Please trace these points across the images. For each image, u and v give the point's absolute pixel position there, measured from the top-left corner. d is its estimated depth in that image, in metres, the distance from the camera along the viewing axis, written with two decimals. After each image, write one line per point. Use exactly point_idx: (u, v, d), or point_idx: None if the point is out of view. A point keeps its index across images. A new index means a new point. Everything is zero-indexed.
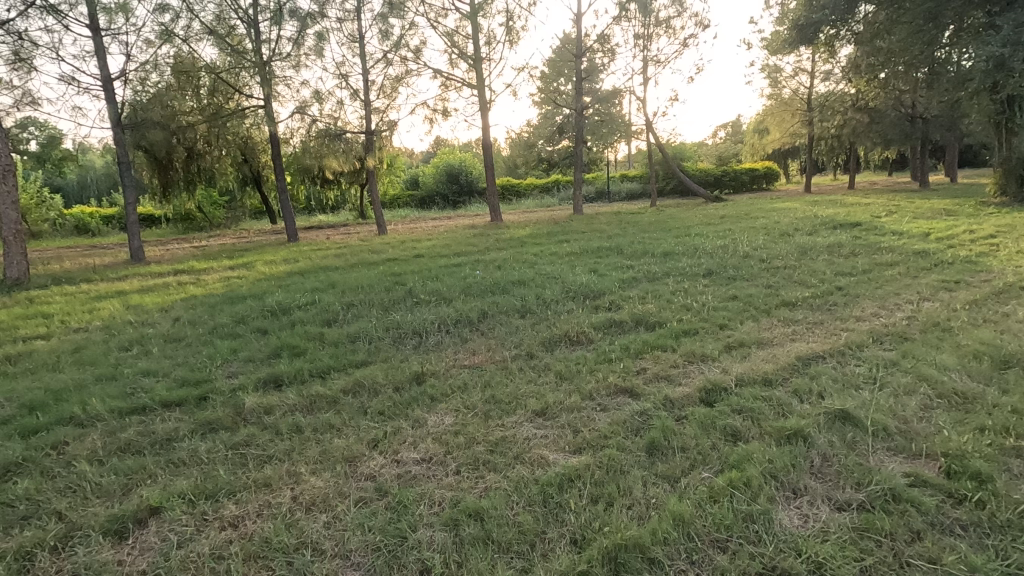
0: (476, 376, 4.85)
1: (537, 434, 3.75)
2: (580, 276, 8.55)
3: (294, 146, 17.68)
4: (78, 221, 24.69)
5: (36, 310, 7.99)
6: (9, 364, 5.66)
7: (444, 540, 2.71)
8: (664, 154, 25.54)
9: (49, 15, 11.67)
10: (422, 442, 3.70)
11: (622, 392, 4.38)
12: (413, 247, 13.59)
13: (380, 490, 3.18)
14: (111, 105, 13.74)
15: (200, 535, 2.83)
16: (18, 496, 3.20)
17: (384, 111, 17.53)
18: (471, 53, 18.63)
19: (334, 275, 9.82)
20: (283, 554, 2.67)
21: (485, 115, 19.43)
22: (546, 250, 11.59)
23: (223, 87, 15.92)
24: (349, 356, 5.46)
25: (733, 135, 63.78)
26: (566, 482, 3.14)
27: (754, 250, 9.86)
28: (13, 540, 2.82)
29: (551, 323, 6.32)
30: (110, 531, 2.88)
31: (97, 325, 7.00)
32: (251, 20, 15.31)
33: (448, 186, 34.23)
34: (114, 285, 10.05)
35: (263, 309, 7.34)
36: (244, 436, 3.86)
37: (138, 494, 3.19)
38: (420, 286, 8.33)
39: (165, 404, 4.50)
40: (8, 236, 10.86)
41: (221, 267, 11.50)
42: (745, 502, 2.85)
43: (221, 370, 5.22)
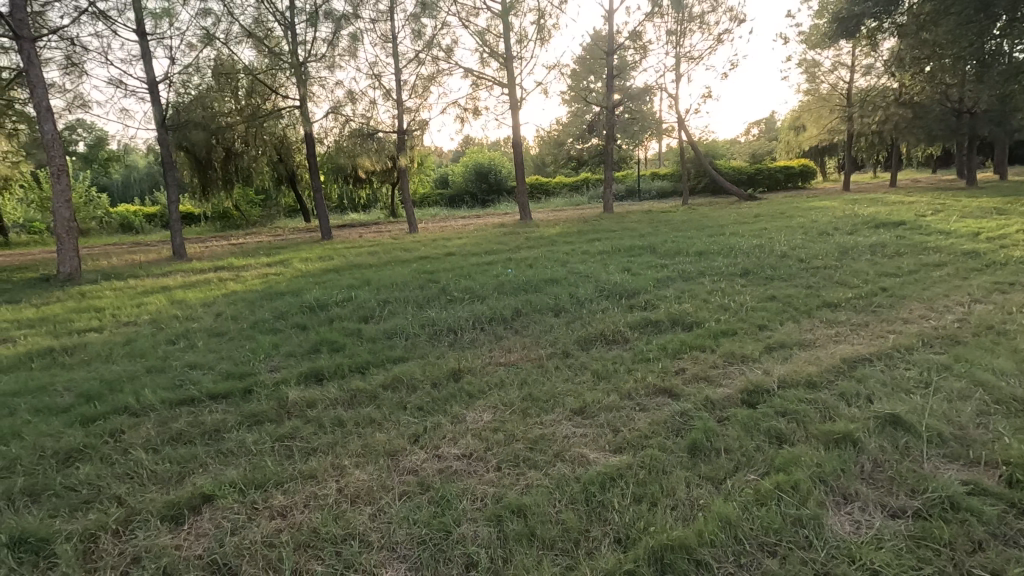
0: (512, 374, 4.86)
1: (576, 432, 3.74)
2: (613, 275, 8.49)
3: (328, 145, 18.00)
4: (123, 218, 25.68)
5: (88, 304, 8.33)
6: (66, 355, 5.93)
7: (488, 535, 2.73)
8: (696, 152, 25.11)
9: (99, 21, 12.16)
10: (462, 438, 3.73)
11: (661, 392, 4.34)
12: (444, 245, 13.70)
13: (423, 484, 3.22)
14: (156, 106, 14.20)
15: (252, 523, 2.91)
16: (80, 481, 3.36)
17: (415, 111, 17.71)
18: (502, 52, 18.66)
19: (368, 272, 9.97)
20: (332, 544, 2.73)
21: (516, 114, 19.46)
22: (578, 249, 11.53)
23: (260, 88, 16.31)
24: (387, 352, 5.54)
25: (768, 132, 62.34)
26: (607, 481, 3.12)
27: (793, 250, 9.62)
28: (77, 522, 2.95)
29: (585, 322, 6.29)
30: (167, 517, 2.99)
31: (145, 319, 7.26)
32: (288, 22, 15.67)
33: (477, 185, 34.42)
34: (159, 280, 10.42)
35: (302, 305, 7.51)
36: (289, 428, 3.96)
37: (191, 482, 3.31)
38: (453, 284, 8.39)
39: (212, 396, 4.64)
40: (61, 232, 11.34)
41: (258, 264, 11.79)
42: (794, 506, 2.79)
43: (264, 364, 5.36)
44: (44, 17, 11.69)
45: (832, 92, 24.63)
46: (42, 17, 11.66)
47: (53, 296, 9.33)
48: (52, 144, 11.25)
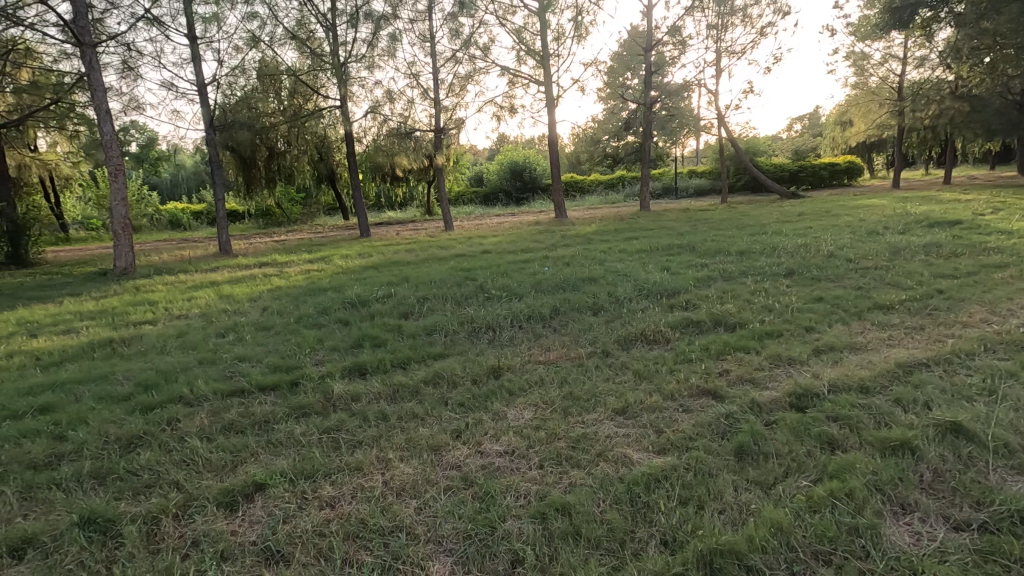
0: (552, 372, 4.86)
1: (618, 432, 3.71)
2: (652, 274, 8.36)
3: (366, 144, 18.32)
4: (172, 216, 26.74)
5: (143, 298, 8.71)
6: (124, 346, 6.22)
7: (533, 533, 2.74)
8: (736, 148, 24.47)
9: (154, 26, 12.72)
10: (504, 435, 3.75)
11: (704, 394, 4.26)
12: (479, 242, 13.79)
13: (467, 480, 3.25)
14: (204, 108, 14.73)
15: (302, 512, 3.00)
16: (141, 466, 3.52)
17: (451, 110, 17.87)
18: (538, 49, 18.63)
19: (407, 269, 10.12)
20: (379, 536, 2.78)
21: (552, 112, 19.40)
22: (615, 247, 11.42)
23: (303, 89, 16.74)
24: (427, 349, 5.61)
25: (811, 127, 60.47)
26: (652, 482, 3.09)
27: (840, 250, 9.30)
28: (140, 505, 3.09)
29: (625, 321, 6.22)
30: (223, 503, 3.11)
31: (196, 313, 7.54)
32: (329, 23, 16.02)
33: (512, 183, 34.53)
34: (207, 275, 10.80)
35: (344, 301, 7.67)
36: (336, 421, 4.05)
37: (244, 471, 3.42)
38: (489, 282, 8.42)
39: (261, 388, 4.80)
40: (118, 229, 11.88)
41: (301, 261, 12.10)
42: (849, 514, 2.70)
43: (309, 358, 5.50)
44: (103, 24, 12.26)
45: (881, 86, 23.75)
46: (101, 24, 12.25)
47: (111, 290, 9.79)
48: (110, 145, 11.81)
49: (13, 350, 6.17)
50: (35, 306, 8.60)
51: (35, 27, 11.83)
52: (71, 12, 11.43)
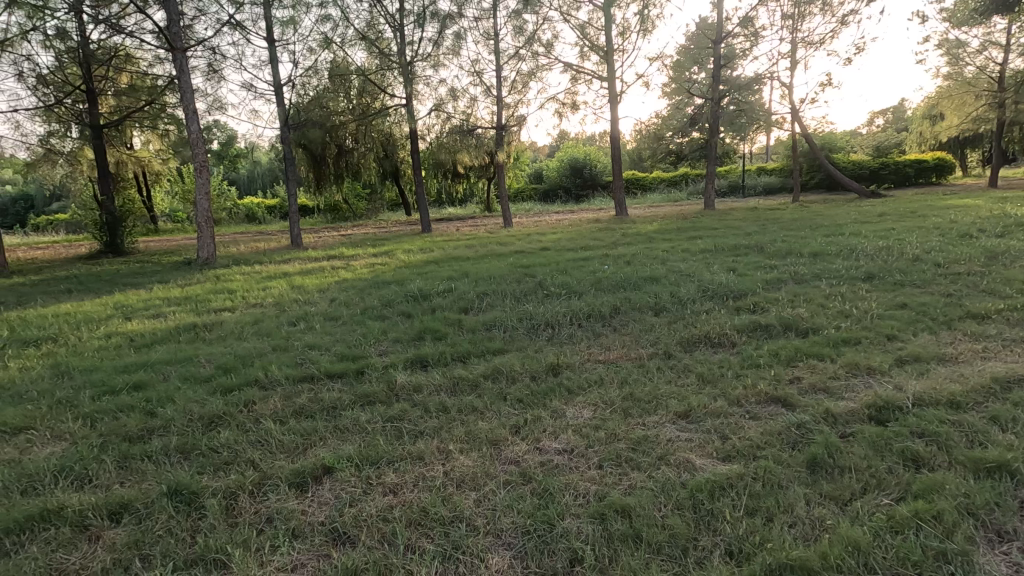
0: (612, 372, 4.79)
1: (681, 436, 3.61)
2: (717, 275, 8.08)
3: (430, 141, 18.71)
4: (249, 210, 28.38)
5: (223, 286, 9.29)
6: (206, 330, 6.67)
7: (592, 533, 2.72)
8: (809, 143, 23.18)
9: (237, 31, 13.51)
10: (563, 434, 3.73)
11: (774, 401, 4.08)
12: (539, 239, 13.78)
13: (525, 475, 3.26)
14: (280, 107, 15.52)
15: (367, 497, 3.11)
16: (222, 444, 3.76)
17: (513, 107, 17.96)
18: (603, 45, 18.38)
19: (467, 265, 10.27)
20: (440, 525, 2.84)
21: (615, 109, 19.13)
22: (678, 246, 11.11)
23: (371, 88, 17.26)
24: (486, 343, 5.67)
25: (895, 122, 56.60)
26: (717, 490, 2.99)
27: (928, 253, 8.63)
28: (220, 481, 3.30)
29: (689, 322, 6.06)
30: (294, 483, 3.27)
31: (269, 302, 7.96)
32: (397, 23, 16.43)
33: (572, 180, 34.32)
34: (280, 267, 11.39)
35: (407, 294, 7.88)
36: (398, 410, 4.17)
37: (314, 454, 3.59)
38: (549, 279, 8.40)
39: (329, 374, 5.02)
40: (202, 222, 12.73)
41: (366, 254, 12.54)
42: (937, 538, 2.51)
43: (373, 349, 5.70)
44: (192, 29, 13.15)
45: (980, 76, 21.79)
46: (190, 30, 13.16)
47: (194, 278, 10.50)
48: (196, 142, 12.64)
49: (112, 331, 6.75)
50: (130, 292, 9.37)
51: (134, 35, 12.85)
52: (166, 19, 12.32)
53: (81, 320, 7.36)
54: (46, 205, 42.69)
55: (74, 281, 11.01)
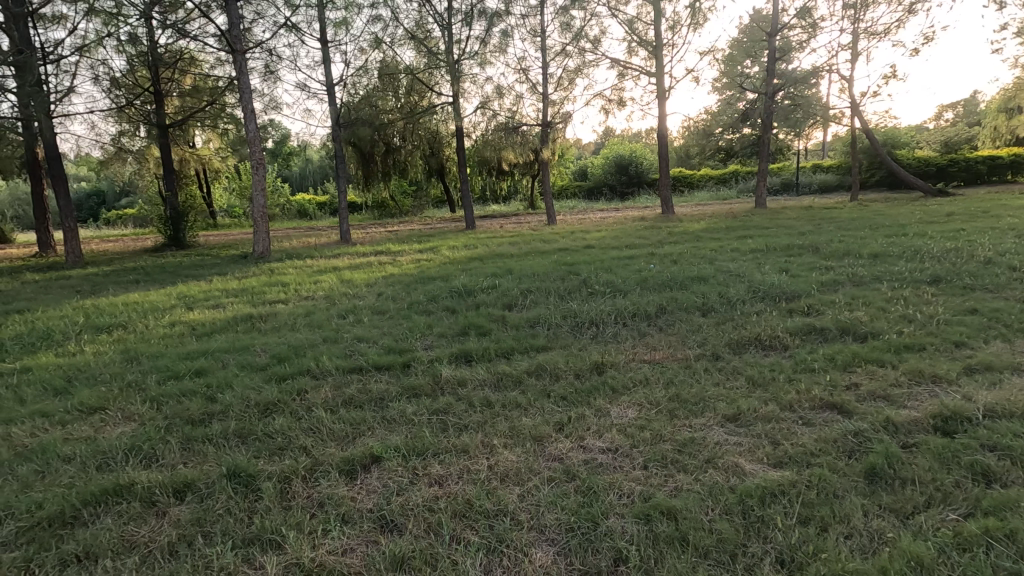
0: (657, 372, 4.72)
1: (729, 440, 3.52)
2: (768, 275, 7.82)
3: (476, 139, 18.86)
4: (301, 206, 29.40)
5: (277, 279, 9.66)
6: (262, 321, 6.96)
7: (638, 533, 2.69)
8: (870, 138, 22.05)
9: (292, 33, 14.01)
10: (607, 433, 3.70)
11: (829, 407, 3.92)
12: (582, 237, 13.68)
13: (569, 473, 3.25)
14: (332, 106, 16.00)
15: (413, 487, 3.18)
16: (277, 430, 3.92)
17: (559, 104, 17.91)
18: (651, 40, 18.08)
19: (511, 262, 10.31)
20: (484, 517, 2.87)
21: (662, 105, 18.79)
22: (727, 245, 10.81)
23: (418, 87, 17.51)
24: (530, 341, 5.68)
25: (967, 115, 53.15)
26: (768, 496, 2.91)
27: (1002, 255, 8.08)
28: (276, 465, 3.45)
29: (738, 324, 5.89)
30: (344, 471, 3.38)
31: (320, 296, 8.21)
32: (445, 22, 16.64)
33: (617, 177, 33.92)
34: (330, 261, 11.73)
35: (452, 290, 7.99)
36: (443, 404, 4.24)
37: (363, 443, 3.70)
38: (593, 277, 8.33)
39: (377, 366, 5.15)
40: (258, 217, 13.25)
41: (412, 250, 12.77)
42: (1010, 558, 2.36)
43: (419, 342, 5.80)
44: (252, 32, 13.70)
45: None
46: (249, 32, 13.73)
47: (250, 271, 10.95)
48: (253, 141, 13.18)
49: (175, 320, 7.13)
50: (192, 283, 9.87)
51: (198, 38, 13.50)
52: (228, 23, 12.90)
53: (147, 309, 7.80)
54: (116, 201, 45.47)
55: (142, 272, 11.69)
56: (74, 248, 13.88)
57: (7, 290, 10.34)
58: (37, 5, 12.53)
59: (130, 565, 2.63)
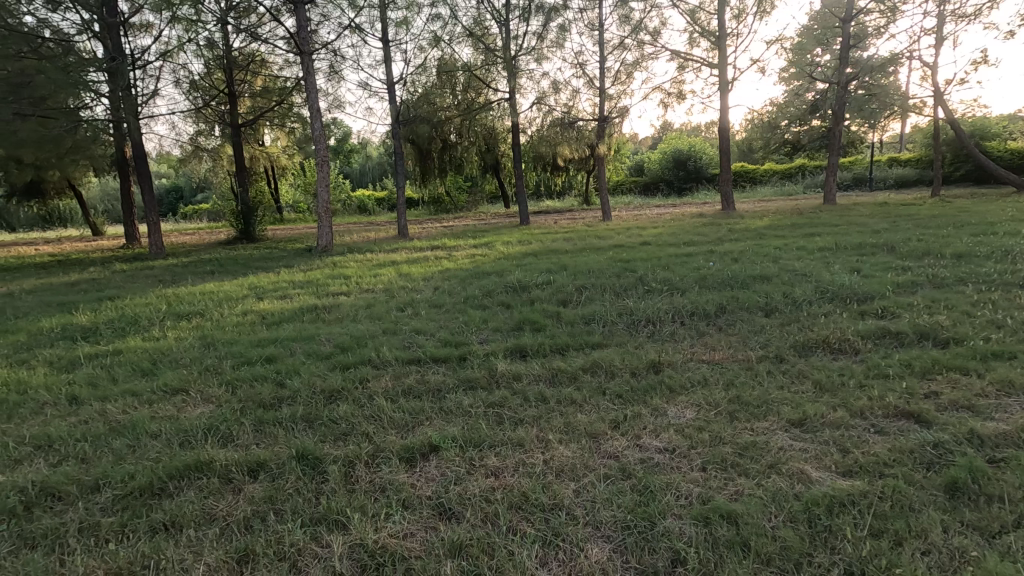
0: (717, 373, 4.60)
1: (794, 445, 3.39)
2: (838, 275, 7.44)
3: (531, 134, 18.84)
4: (361, 202, 30.35)
5: (339, 272, 10.04)
6: (326, 312, 7.27)
7: (696, 535, 2.64)
8: (956, 130, 20.41)
9: (355, 33, 14.46)
10: (664, 432, 3.65)
11: (905, 416, 3.71)
12: (639, 234, 13.44)
13: (625, 471, 3.23)
14: (393, 104, 16.42)
15: (470, 477, 3.25)
16: (340, 416, 4.10)
17: (616, 98, 17.64)
18: (714, 30, 17.47)
19: (565, 258, 10.28)
20: (540, 510, 2.91)
21: (724, 97, 18.14)
22: (793, 244, 10.32)
23: (475, 83, 17.68)
24: (585, 337, 5.66)
25: None
26: (836, 505, 2.79)
27: None
28: (341, 449, 3.61)
29: (804, 325, 5.65)
30: (404, 458, 3.50)
31: (380, 288, 8.48)
32: (503, 18, 16.68)
33: (674, 172, 33.10)
34: (389, 255, 12.07)
35: (507, 285, 8.06)
36: (499, 397, 4.30)
37: (422, 432, 3.81)
38: (650, 274, 8.19)
39: (434, 358, 5.28)
40: (323, 212, 13.78)
41: (467, 245, 12.95)
42: None
43: (475, 336, 5.89)
44: (318, 34, 14.21)
45: None
46: (316, 34, 14.28)
47: (314, 264, 11.43)
48: (318, 139, 13.72)
49: (247, 309, 7.55)
50: (263, 274, 10.42)
51: (269, 41, 14.16)
52: (297, 27, 13.46)
53: (222, 298, 8.31)
54: (193, 196, 48.60)
55: (216, 263, 12.44)
56: (157, 241, 14.90)
57: (100, 278, 11.24)
58: (127, 15, 13.51)
59: (211, 536, 2.82)
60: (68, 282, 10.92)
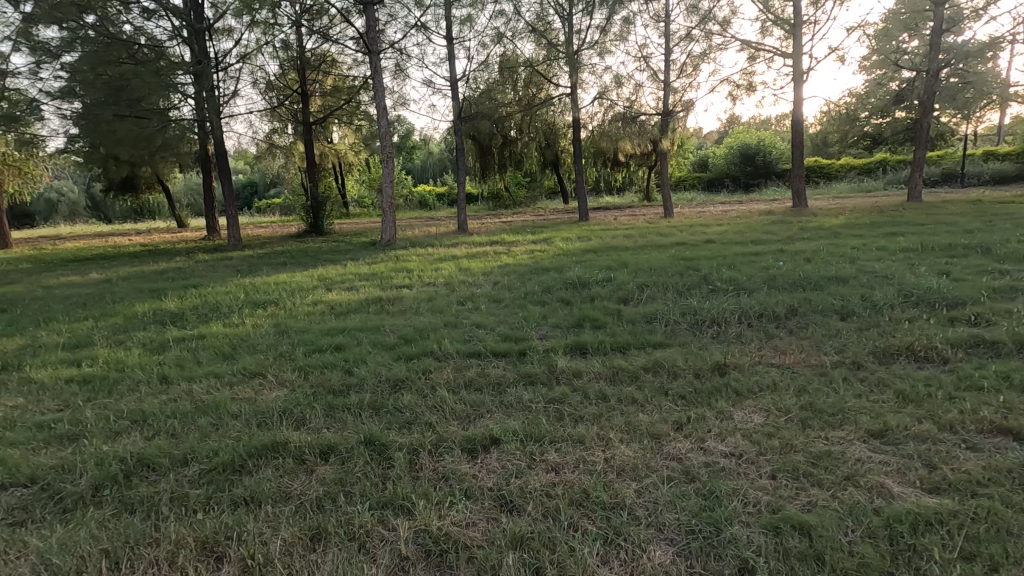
0: (787, 377, 4.41)
1: (873, 458, 3.20)
2: (924, 278, 6.93)
3: (592, 130, 18.65)
4: (422, 198, 31.08)
5: (402, 266, 10.32)
6: (389, 304, 7.50)
7: (766, 545, 2.55)
8: None
9: (421, 32, 14.81)
10: (730, 436, 3.54)
11: (1001, 433, 3.42)
12: (702, 231, 13.03)
13: (689, 474, 3.16)
14: (455, 101, 16.69)
15: (530, 471, 3.27)
16: (404, 405, 4.22)
17: (681, 91, 17.15)
18: (789, 17, 16.62)
19: (626, 255, 10.11)
20: (602, 509, 2.89)
21: (799, 88, 17.25)
22: (873, 244, 9.68)
23: (537, 79, 17.66)
24: (646, 336, 5.55)
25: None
26: (921, 524, 2.62)
27: None
28: (405, 438, 3.72)
29: (885, 331, 5.30)
30: (465, 448, 3.57)
31: (441, 282, 8.66)
32: (566, 12, 16.55)
33: (741, 168, 31.86)
34: (449, 250, 12.27)
35: (566, 281, 8.02)
36: (559, 393, 4.30)
37: (483, 424, 3.87)
38: (715, 273, 7.93)
39: (494, 352, 5.34)
40: (387, 207, 14.23)
41: (526, 241, 12.98)
42: None
43: (535, 332, 5.91)
44: (384, 33, 14.65)
45: None
46: (383, 34, 14.72)
47: (379, 257, 11.81)
48: (384, 136, 14.14)
49: (317, 299, 7.90)
50: (331, 266, 10.88)
51: (340, 41, 14.74)
52: (365, 27, 13.93)
53: (294, 288, 8.73)
54: (266, 191, 51.38)
55: (288, 255, 13.07)
56: (235, 234, 15.75)
57: (185, 267, 12.06)
58: (212, 20, 14.40)
59: (287, 513, 2.99)
60: (157, 270, 11.79)
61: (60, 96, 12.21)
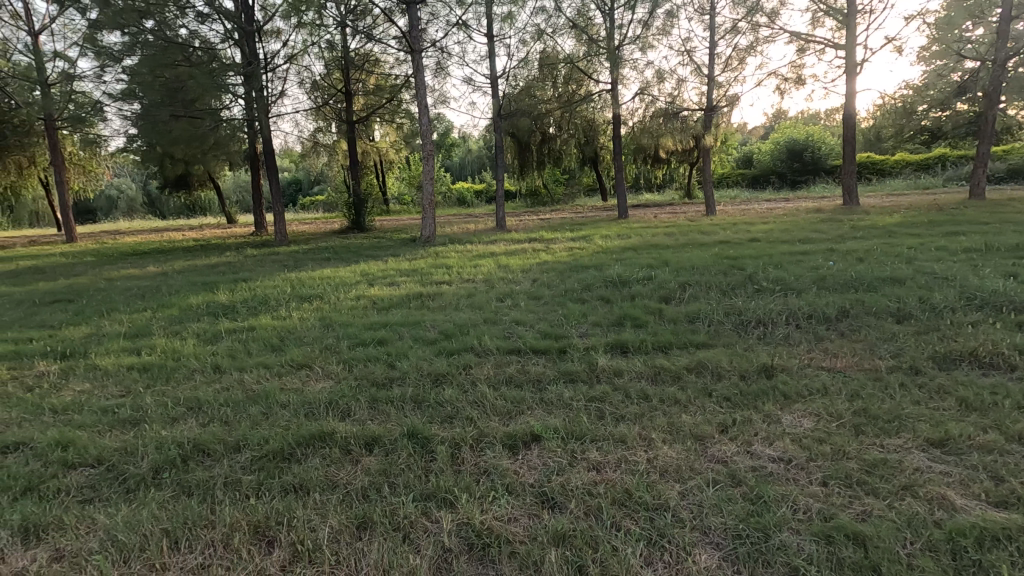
0: (839, 381, 4.24)
1: (933, 468, 3.05)
2: (989, 280, 6.55)
3: (632, 126, 18.40)
4: (460, 195, 31.28)
5: (442, 262, 10.43)
6: (429, 299, 7.60)
7: (818, 553, 2.47)
8: None
9: (461, 30, 14.90)
10: (778, 440, 3.44)
11: None
12: (747, 230, 12.66)
13: (735, 477, 3.09)
14: (495, 99, 16.72)
15: (572, 468, 3.26)
16: (445, 400, 4.27)
17: (726, 85, 16.69)
18: (843, 7, 15.93)
19: (667, 253, 9.92)
20: (645, 509, 2.86)
21: (851, 81, 16.52)
22: (932, 244, 9.20)
23: (577, 76, 17.52)
24: (689, 336, 5.44)
25: None
26: (987, 539, 2.48)
27: None
28: (447, 432, 3.76)
29: (946, 335, 5.04)
30: (506, 444, 3.58)
31: (480, 279, 8.71)
32: (608, 7, 16.33)
33: (788, 164, 30.82)
34: (488, 247, 12.32)
35: (606, 279, 7.94)
36: (600, 392, 4.26)
37: (523, 420, 3.88)
38: (761, 273, 7.70)
39: (534, 349, 5.35)
40: (427, 204, 14.39)
41: (565, 238, 12.90)
42: None
43: (574, 329, 5.88)
44: (426, 31, 14.81)
45: None
46: (424, 32, 14.87)
47: (419, 253, 11.96)
48: (425, 134, 14.29)
49: (360, 294, 8.07)
50: (373, 262, 11.09)
51: (382, 40, 14.97)
52: (408, 26, 14.08)
53: (338, 283, 8.95)
54: (311, 187, 52.80)
55: (331, 251, 13.39)
56: (281, 230, 16.22)
57: (234, 261, 12.52)
58: (261, 23, 14.87)
59: (334, 501, 3.07)
60: (208, 264, 12.28)
61: (121, 99, 12.94)
